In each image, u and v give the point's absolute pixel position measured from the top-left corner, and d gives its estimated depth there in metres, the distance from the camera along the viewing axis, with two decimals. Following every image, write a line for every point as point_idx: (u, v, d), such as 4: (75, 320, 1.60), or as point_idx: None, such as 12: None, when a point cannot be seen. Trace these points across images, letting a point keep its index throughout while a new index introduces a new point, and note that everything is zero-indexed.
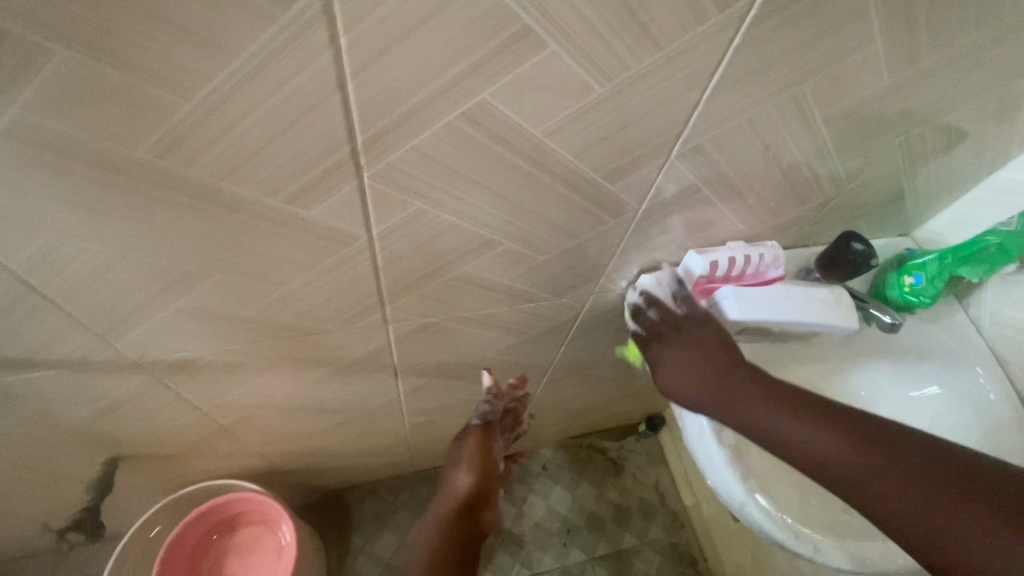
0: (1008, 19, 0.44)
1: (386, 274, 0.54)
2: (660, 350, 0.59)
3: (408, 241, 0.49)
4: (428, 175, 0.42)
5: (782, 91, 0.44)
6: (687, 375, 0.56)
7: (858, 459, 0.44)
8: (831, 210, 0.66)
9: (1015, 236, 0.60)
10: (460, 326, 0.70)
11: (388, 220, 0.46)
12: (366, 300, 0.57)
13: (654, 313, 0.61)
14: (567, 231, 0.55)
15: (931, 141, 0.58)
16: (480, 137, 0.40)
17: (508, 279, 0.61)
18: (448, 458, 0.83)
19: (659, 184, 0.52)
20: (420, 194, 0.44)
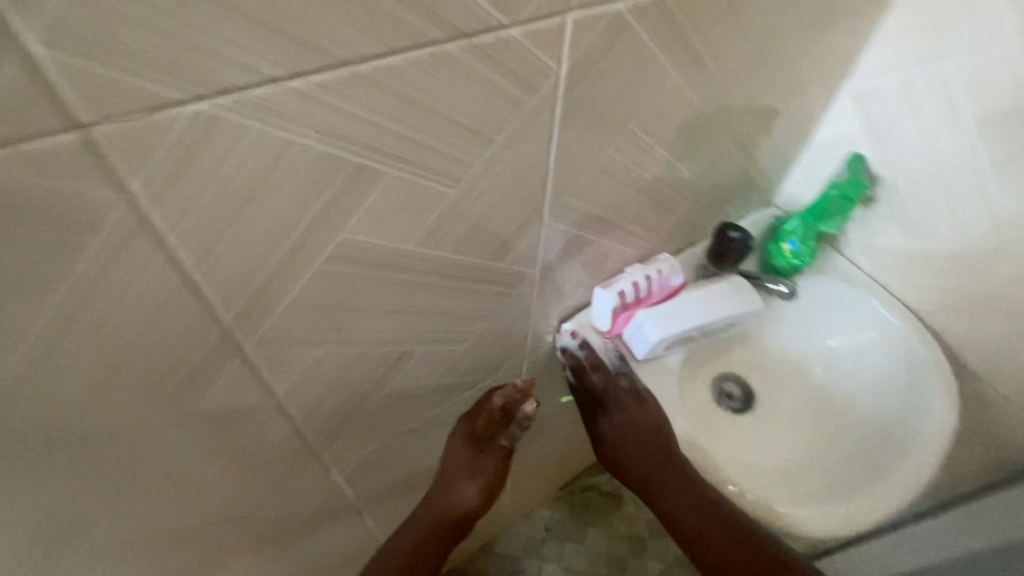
0: (765, 25, 0.51)
1: (305, 426, 0.50)
2: (603, 422, 0.66)
3: (318, 386, 0.46)
4: (315, 323, 0.40)
5: (614, 135, 0.48)
6: (621, 453, 0.64)
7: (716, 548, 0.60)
8: (700, 208, 0.71)
9: (848, 182, 0.69)
10: (407, 441, 0.66)
11: (288, 377, 0.43)
12: (295, 457, 0.53)
13: (600, 379, 0.66)
14: (476, 316, 0.55)
15: (753, 128, 0.66)
16: (353, 271, 0.39)
17: (437, 378, 0.59)
18: (456, 468, 0.66)
19: (544, 245, 0.53)
20: (315, 342, 0.42)
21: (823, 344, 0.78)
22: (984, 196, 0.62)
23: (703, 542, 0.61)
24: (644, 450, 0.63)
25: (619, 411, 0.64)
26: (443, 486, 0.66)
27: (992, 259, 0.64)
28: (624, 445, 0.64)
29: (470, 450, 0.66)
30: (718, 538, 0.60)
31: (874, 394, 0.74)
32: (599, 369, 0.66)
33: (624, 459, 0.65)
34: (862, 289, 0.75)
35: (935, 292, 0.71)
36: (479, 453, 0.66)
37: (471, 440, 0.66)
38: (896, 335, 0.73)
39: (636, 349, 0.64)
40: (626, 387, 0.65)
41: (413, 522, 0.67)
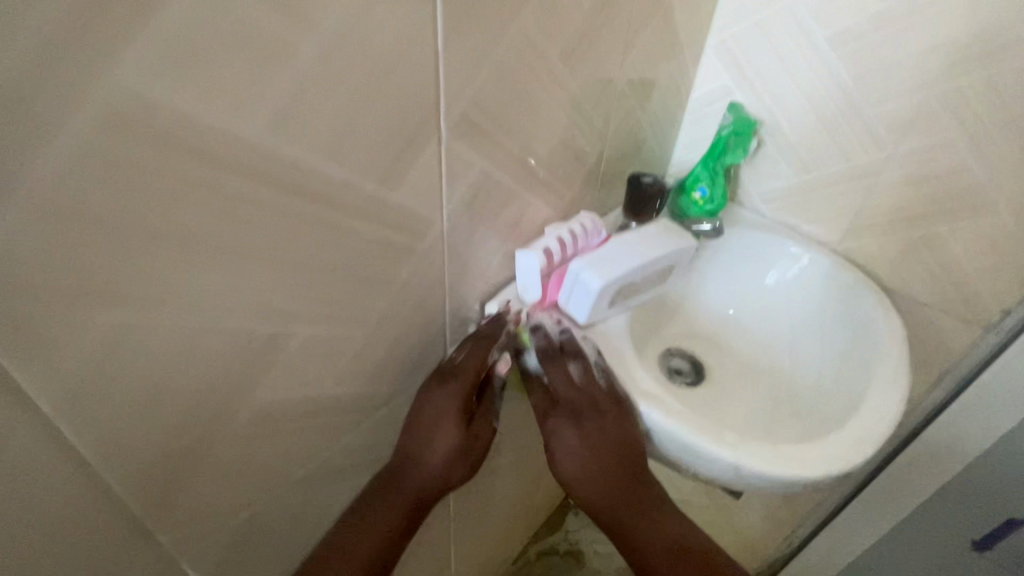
0: None
1: (105, 468, 0.31)
2: (568, 431, 0.50)
3: (116, 383, 0.29)
4: (84, 244, 0.25)
5: (509, 28, 0.40)
6: (586, 470, 0.50)
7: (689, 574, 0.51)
8: (606, 166, 0.66)
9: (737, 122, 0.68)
10: (302, 502, 0.46)
11: (47, 359, 0.26)
12: (103, 538, 0.33)
13: (575, 371, 0.52)
14: (375, 283, 0.41)
15: (644, 72, 0.63)
16: (149, 155, 0.25)
17: (333, 389, 0.43)
18: (445, 449, 0.51)
19: (449, 181, 0.43)
20: (94, 284, 0.26)
21: (755, 299, 0.75)
22: (856, 111, 0.65)
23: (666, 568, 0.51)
24: (620, 468, 0.50)
25: (594, 416, 0.50)
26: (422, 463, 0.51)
27: (878, 171, 0.67)
28: (595, 462, 0.50)
29: (462, 428, 0.51)
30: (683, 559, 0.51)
31: (814, 338, 0.71)
32: (577, 359, 0.52)
33: (588, 476, 0.50)
34: (772, 236, 0.74)
35: (837, 219, 0.72)
36: (472, 432, 0.52)
37: (465, 416, 0.51)
38: (820, 280, 0.72)
39: (577, 313, 0.53)
40: (604, 387, 0.51)
41: (376, 505, 0.50)
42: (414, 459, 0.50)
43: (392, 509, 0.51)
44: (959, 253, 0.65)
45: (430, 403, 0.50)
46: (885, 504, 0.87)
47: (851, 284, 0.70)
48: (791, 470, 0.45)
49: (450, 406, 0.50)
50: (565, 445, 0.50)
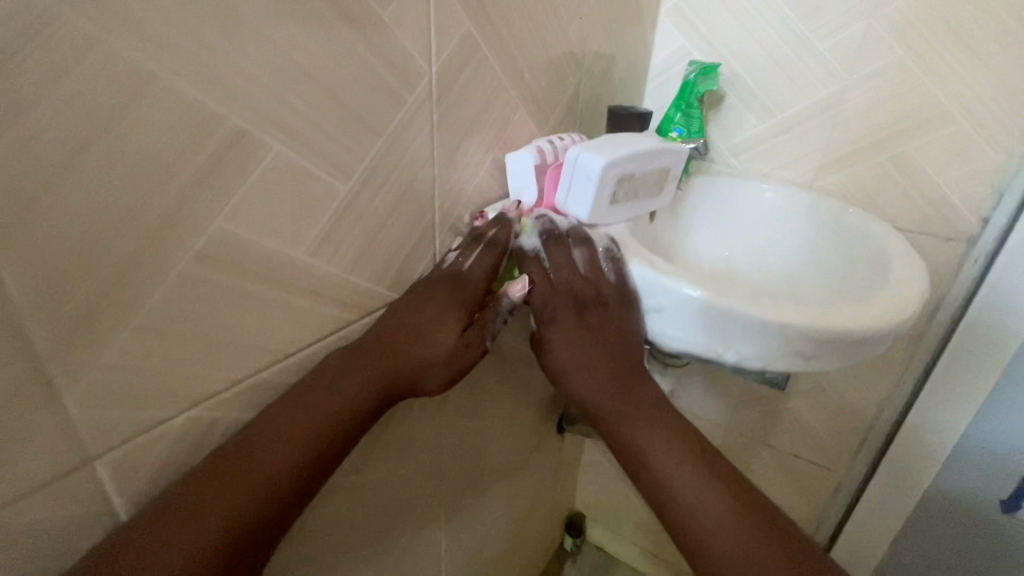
0: None
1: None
2: (563, 321, 0.46)
3: (24, 116, 0.22)
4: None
5: None
6: (584, 360, 0.45)
7: (704, 494, 0.41)
8: (583, 102, 0.65)
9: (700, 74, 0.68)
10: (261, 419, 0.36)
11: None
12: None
13: (580, 259, 0.46)
14: (360, 121, 0.36)
15: (611, 12, 0.65)
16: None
17: (310, 256, 0.35)
18: (433, 353, 0.41)
19: (438, 28, 0.39)
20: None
21: (745, 239, 0.72)
22: (808, 46, 0.69)
23: (676, 483, 0.42)
24: (617, 363, 0.45)
25: (595, 306, 0.46)
26: (399, 360, 0.39)
27: (839, 100, 0.70)
28: (593, 353, 0.45)
29: (461, 330, 0.42)
30: (698, 471, 0.42)
31: (813, 263, 0.66)
32: (582, 244, 0.47)
33: (587, 371, 0.45)
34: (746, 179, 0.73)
35: (808, 157, 0.74)
36: (465, 341, 0.42)
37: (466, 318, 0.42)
38: (804, 208, 0.69)
39: (578, 210, 0.49)
40: (612, 280, 0.46)
41: (316, 392, 0.36)
42: (394, 351, 0.39)
43: (326, 410, 0.36)
44: (928, 168, 0.68)
45: (431, 293, 0.42)
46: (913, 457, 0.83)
47: (834, 209, 0.66)
48: (840, 324, 0.41)
49: (450, 299, 0.42)
50: (562, 337, 0.46)
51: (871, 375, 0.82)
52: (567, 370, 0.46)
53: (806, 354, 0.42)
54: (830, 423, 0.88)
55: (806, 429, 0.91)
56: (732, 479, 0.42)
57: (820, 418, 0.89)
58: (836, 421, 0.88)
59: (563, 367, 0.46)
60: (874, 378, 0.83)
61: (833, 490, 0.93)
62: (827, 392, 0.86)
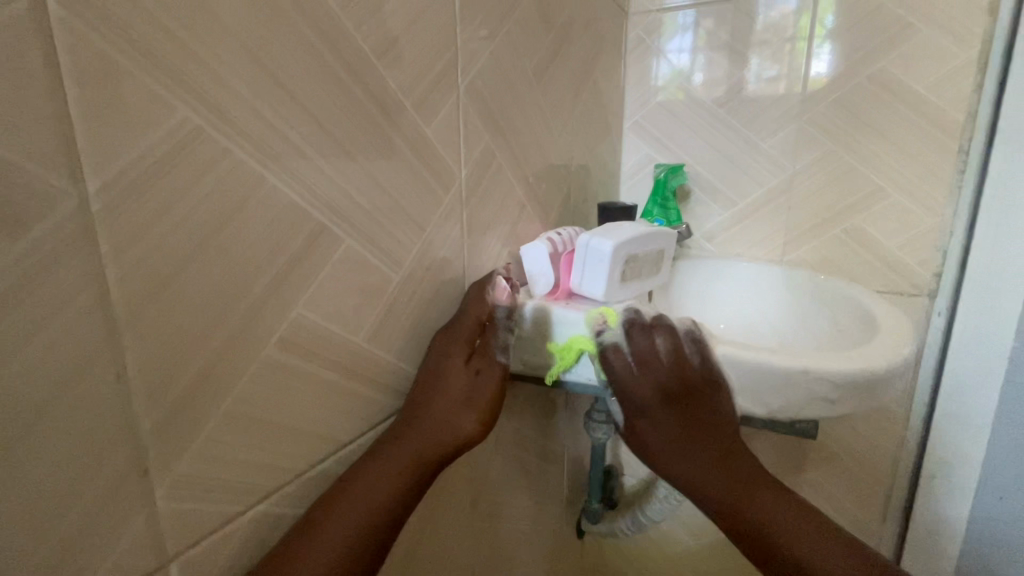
0: (573, 12, 0.66)
1: (126, 334, 0.23)
2: (656, 411, 0.45)
3: (169, 209, 0.24)
4: (181, 16, 0.24)
5: (499, 29, 0.50)
6: (684, 451, 0.45)
7: (829, 560, 0.41)
8: (573, 202, 0.73)
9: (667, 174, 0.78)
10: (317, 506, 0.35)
11: (107, 130, 0.22)
12: (90, 459, 0.23)
13: (664, 346, 0.45)
14: (408, 217, 0.40)
15: (588, 128, 0.76)
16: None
17: (367, 339, 0.37)
18: (451, 390, 0.41)
19: (465, 142, 0.46)
20: (177, 66, 0.24)
21: (727, 305, 0.78)
22: (752, 145, 0.82)
23: (804, 558, 0.41)
24: (713, 446, 0.45)
25: (684, 395, 0.45)
26: (427, 428, 0.39)
27: (789, 186, 0.81)
28: (689, 439, 0.45)
29: (465, 361, 0.43)
30: (829, 547, 0.41)
31: (795, 323, 0.72)
32: (660, 328, 0.46)
33: (690, 460, 0.45)
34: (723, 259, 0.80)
35: (773, 236, 0.83)
36: (473, 369, 0.43)
37: (469, 350, 0.43)
38: (778, 278, 0.76)
39: (594, 289, 0.52)
40: (695, 361, 0.45)
41: (375, 468, 0.36)
42: (419, 421, 0.39)
43: (384, 483, 0.35)
44: (875, 234, 0.78)
45: (430, 341, 0.44)
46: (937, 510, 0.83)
47: (803, 277, 0.74)
48: (852, 364, 0.45)
49: (446, 339, 0.43)
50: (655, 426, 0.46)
51: (877, 434, 0.84)
52: (670, 460, 0.45)
53: (831, 398, 0.45)
54: (849, 490, 0.88)
55: (828, 500, 0.89)
56: (843, 538, 0.42)
57: (838, 485, 0.88)
58: (854, 487, 0.88)
59: (663, 457, 0.46)
60: (880, 436, 0.84)
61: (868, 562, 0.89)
62: (839, 457, 0.87)
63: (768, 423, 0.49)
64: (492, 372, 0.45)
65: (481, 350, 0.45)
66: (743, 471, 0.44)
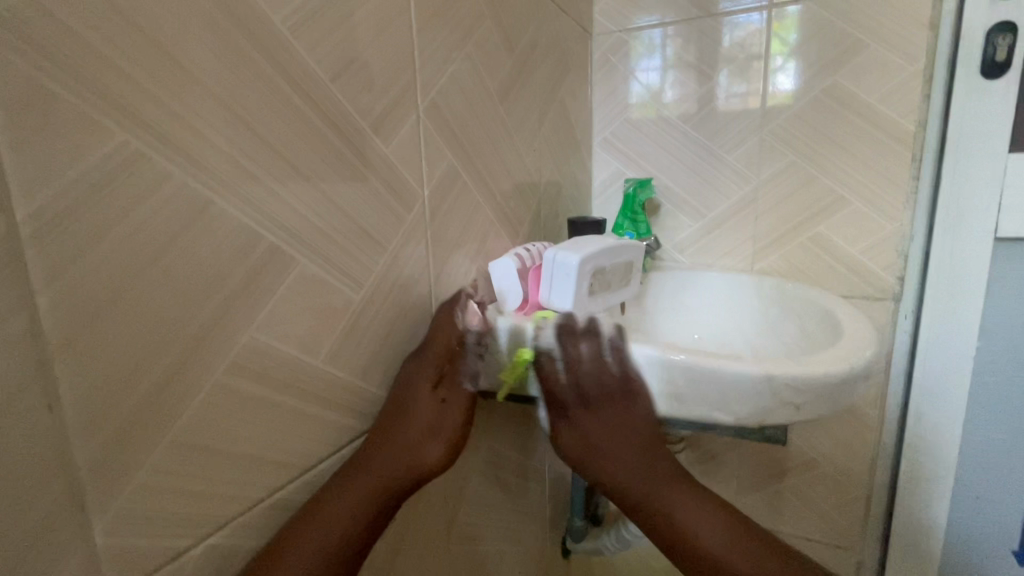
0: (537, 34, 0.68)
1: (57, 364, 0.23)
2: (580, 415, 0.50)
3: (106, 233, 0.24)
4: (117, 41, 0.24)
5: (461, 51, 0.51)
6: (601, 444, 0.49)
7: (723, 536, 0.44)
8: (543, 217, 0.74)
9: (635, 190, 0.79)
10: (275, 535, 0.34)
11: (36, 156, 0.21)
12: (21, 495, 0.22)
13: (586, 350, 0.49)
14: (367, 236, 0.40)
15: (557, 146, 0.78)
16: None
17: (327, 361, 0.37)
18: (417, 419, 0.40)
19: (428, 162, 0.47)
20: (113, 90, 0.24)
21: (701, 315, 0.79)
22: (718, 158, 0.84)
23: (696, 537, 0.44)
24: (629, 441, 0.48)
25: (602, 399, 0.49)
26: (389, 458, 0.38)
27: (755, 197, 0.83)
28: (607, 435, 0.49)
29: (431, 388, 0.42)
30: (725, 528, 0.45)
31: (767, 331, 0.73)
32: (583, 335, 0.50)
33: (604, 455, 0.48)
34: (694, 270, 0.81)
35: (742, 247, 0.85)
36: (441, 398, 0.42)
37: (437, 376, 0.43)
38: (749, 286, 0.77)
39: (562, 304, 0.52)
40: (616, 370, 0.48)
41: (332, 496, 0.35)
42: (381, 449, 0.38)
43: (342, 511, 0.35)
44: (839, 240, 0.80)
45: (401, 367, 0.43)
46: (916, 509, 0.84)
47: (773, 285, 0.75)
48: (817, 369, 0.46)
49: (415, 365, 0.43)
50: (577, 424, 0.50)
51: (856, 439, 0.85)
52: (587, 453, 0.49)
53: (798, 403, 0.46)
54: (831, 496, 0.88)
55: (810, 507, 0.89)
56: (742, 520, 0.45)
57: (820, 492, 0.88)
58: (837, 493, 0.87)
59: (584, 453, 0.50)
60: (857, 440, 0.85)
61: (854, 567, 0.89)
62: (819, 463, 0.87)
63: (739, 431, 0.49)
64: (460, 401, 0.44)
65: (450, 377, 0.44)
66: (658, 463, 0.48)
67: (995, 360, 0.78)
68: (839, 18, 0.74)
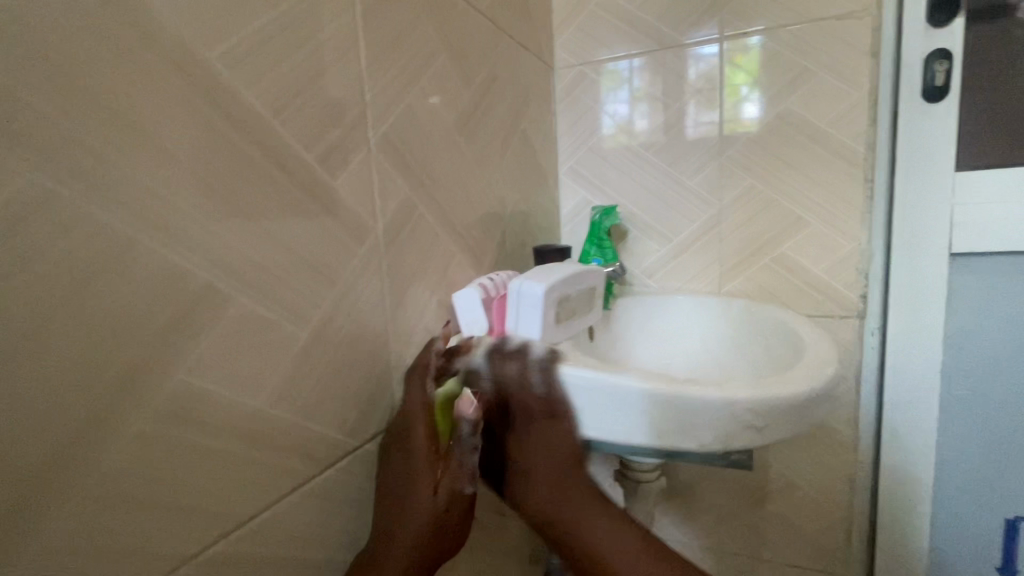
0: (495, 67, 0.69)
1: None
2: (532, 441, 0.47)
3: (17, 276, 0.23)
4: (29, 79, 0.23)
5: (413, 84, 0.51)
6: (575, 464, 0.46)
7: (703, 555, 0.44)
8: (510, 246, 0.74)
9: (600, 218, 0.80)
10: None
11: None
12: None
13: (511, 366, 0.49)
14: (315, 270, 0.39)
15: (521, 175, 0.78)
16: (115, 26, 0.26)
17: (271, 401, 0.35)
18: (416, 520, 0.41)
19: (381, 195, 0.46)
20: (25, 130, 0.23)
21: (672, 340, 0.79)
22: (680, 182, 0.86)
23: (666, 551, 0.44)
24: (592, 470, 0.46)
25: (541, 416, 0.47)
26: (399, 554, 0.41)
27: (718, 220, 0.84)
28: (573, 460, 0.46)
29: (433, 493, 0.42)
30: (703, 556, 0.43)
31: (737, 355, 0.72)
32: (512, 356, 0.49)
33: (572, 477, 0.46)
34: (662, 296, 0.81)
35: (709, 269, 0.86)
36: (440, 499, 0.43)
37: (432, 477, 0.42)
38: (716, 310, 0.77)
39: (529, 335, 0.52)
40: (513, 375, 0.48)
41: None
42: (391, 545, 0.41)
43: None
44: (802, 261, 0.81)
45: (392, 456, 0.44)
46: (902, 527, 0.83)
47: (740, 307, 0.75)
48: (775, 392, 0.45)
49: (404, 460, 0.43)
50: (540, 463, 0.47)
51: (833, 458, 0.84)
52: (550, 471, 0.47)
53: (759, 425, 0.45)
54: (813, 519, 0.86)
55: (792, 531, 0.87)
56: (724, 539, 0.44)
57: (804, 516, 0.87)
58: (820, 516, 0.86)
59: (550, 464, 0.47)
60: (834, 460, 0.84)
61: None
62: (798, 484, 0.86)
63: (704, 457, 0.48)
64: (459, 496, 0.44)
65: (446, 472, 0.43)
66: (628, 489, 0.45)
67: (962, 373, 0.79)
68: (784, 48, 0.78)
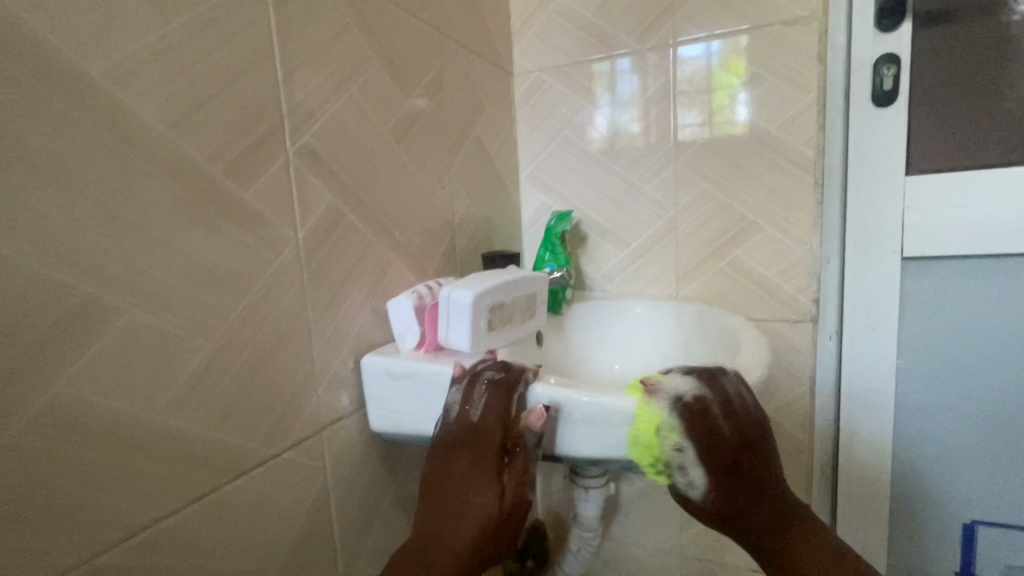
0: (441, 76, 0.69)
1: None
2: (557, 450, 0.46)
3: None
4: None
5: (339, 93, 0.51)
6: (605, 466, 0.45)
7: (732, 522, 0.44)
8: (461, 251, 0.74)
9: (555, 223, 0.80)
10: None
11: None
12: None
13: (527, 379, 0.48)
14: (222, 279, 0.39)
15: (474, 181, 0.78)
16: None
17: (169, 410, 0.36)
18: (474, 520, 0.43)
19: (302, 203, 0.46)
20: None
21: (627, 347, 0.79)
22: (637, 186, 0.86)
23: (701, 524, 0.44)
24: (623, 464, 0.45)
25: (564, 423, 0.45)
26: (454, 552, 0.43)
27: (674, 224, 0.84)
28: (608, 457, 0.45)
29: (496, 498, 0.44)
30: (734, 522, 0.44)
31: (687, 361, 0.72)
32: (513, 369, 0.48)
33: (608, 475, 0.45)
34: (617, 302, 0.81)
35: (667, 274, 0.86)
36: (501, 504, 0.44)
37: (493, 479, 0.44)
38: (670, 316, 0.77)
39: (459, 342, 0.52)
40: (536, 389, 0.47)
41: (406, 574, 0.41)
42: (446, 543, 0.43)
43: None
44: (756, 265, 0.81)
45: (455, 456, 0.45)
46: (861, 530, 0.83)
47: (693, 313, 0.76)
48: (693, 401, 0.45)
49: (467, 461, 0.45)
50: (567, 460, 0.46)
51: (793, 462, 0.84)
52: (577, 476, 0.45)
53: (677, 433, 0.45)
54: None
55: None
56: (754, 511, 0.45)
57: None
58: None
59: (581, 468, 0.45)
60: (793, 464, 0.84)
61: None
62: None
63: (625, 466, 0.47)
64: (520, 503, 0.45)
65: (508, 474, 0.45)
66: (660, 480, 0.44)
67: (917, 376, 0.79)
68: (735, 53, 0.78)
